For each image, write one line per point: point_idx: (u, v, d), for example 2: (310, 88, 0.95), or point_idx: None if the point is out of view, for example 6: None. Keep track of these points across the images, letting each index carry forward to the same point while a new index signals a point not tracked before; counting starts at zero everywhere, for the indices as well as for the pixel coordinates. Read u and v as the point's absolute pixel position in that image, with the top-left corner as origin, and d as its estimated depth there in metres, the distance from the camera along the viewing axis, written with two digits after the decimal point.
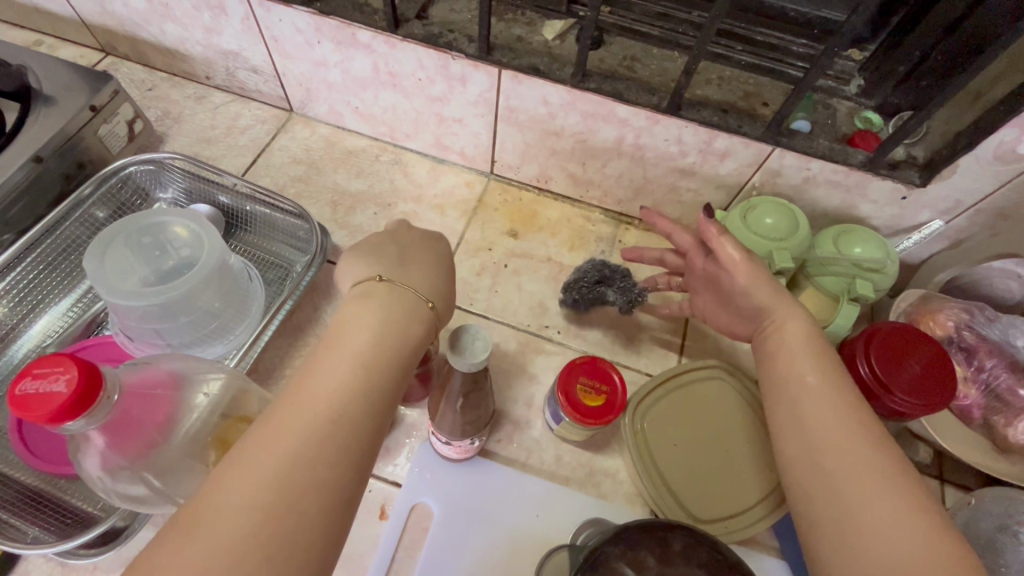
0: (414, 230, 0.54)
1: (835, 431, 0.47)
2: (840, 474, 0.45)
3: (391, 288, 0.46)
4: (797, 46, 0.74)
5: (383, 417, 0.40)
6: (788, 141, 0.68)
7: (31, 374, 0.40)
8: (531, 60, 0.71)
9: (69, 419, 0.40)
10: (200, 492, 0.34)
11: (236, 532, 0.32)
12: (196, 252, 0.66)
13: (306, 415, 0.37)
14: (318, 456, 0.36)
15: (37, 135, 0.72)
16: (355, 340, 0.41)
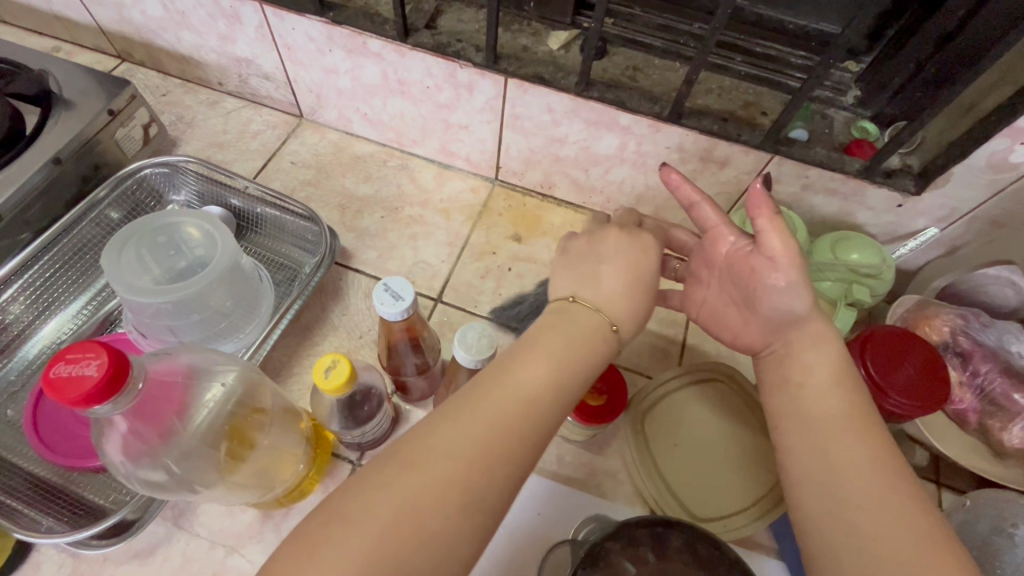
0: (621, 238, 0.51)
1: (847, 460, 0.44)
2: (856, 507, 0.42)
3: (582, 308, 0.46)
4: (795, 57, 0.76)
5: (549, 435, 0.41)
6: (786, 149, 0.70)
7: (64, 359, 0.42)
8: (537, 69, 0.73)
9: (96, 403, 0.42)
10: (397, 461, 0.37)
11: (416, 513, 0.35)
12: (208, 251, 0.68)
13: (494, 413, 0.39)
14: (498, 459, 0.38)
15: (57, 138, 0.74)
16: (546, 351, 0.43)
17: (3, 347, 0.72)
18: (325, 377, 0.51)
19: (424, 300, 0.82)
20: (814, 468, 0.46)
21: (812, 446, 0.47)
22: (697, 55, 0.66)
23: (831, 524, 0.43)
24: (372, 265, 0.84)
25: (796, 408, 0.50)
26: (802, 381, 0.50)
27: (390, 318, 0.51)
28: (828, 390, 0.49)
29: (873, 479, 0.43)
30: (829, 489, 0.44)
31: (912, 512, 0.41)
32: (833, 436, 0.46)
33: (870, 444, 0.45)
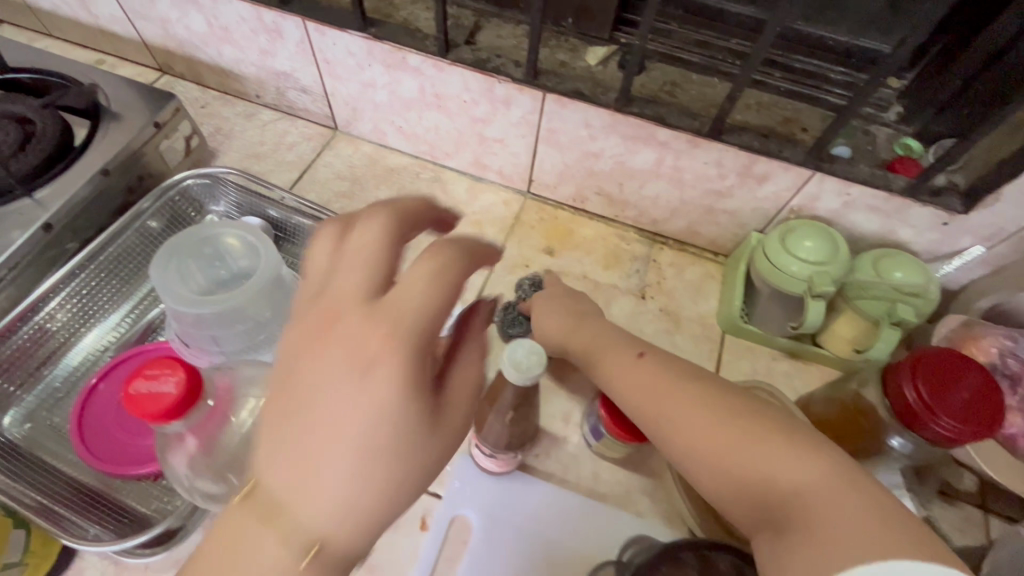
0: (372, 225, 0.37)
1: (706, 424, 0.43)
2: (736, 455, 0.41)
3: (358, 317, 0.34)
4: (836, 73, 0.76)
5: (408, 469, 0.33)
6: (829, 166, 0.69)
7: (145, 375, 0.46)
8: (576, 84, 0.74)
9: (174, 417, 0.46)
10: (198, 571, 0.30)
11: None
12: (252, 263, 0.69)
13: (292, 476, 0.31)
14: (320, 525, 0.31)
15: (105, 150, 0.75)
16: (332, 379, 0.33)
17: (48, 356, 0.72)
18: None
19: None
20: (698, 456, 0.43)
21: (671, 436, 0.45)
22: (742, 72, 0.66)
23: (728, 485, 0.41)
24: None
25: (640, 409, 0.48)
26: (649, 392, 0.48)
27: None
28: (665, 375, 0.48)
29: (734, 424, 0.42)
30: (742, 449, 0.41)
31: (753, 434, 0.41)
32: (677, 410, 0.45)
33: (730, 395, 0.45)
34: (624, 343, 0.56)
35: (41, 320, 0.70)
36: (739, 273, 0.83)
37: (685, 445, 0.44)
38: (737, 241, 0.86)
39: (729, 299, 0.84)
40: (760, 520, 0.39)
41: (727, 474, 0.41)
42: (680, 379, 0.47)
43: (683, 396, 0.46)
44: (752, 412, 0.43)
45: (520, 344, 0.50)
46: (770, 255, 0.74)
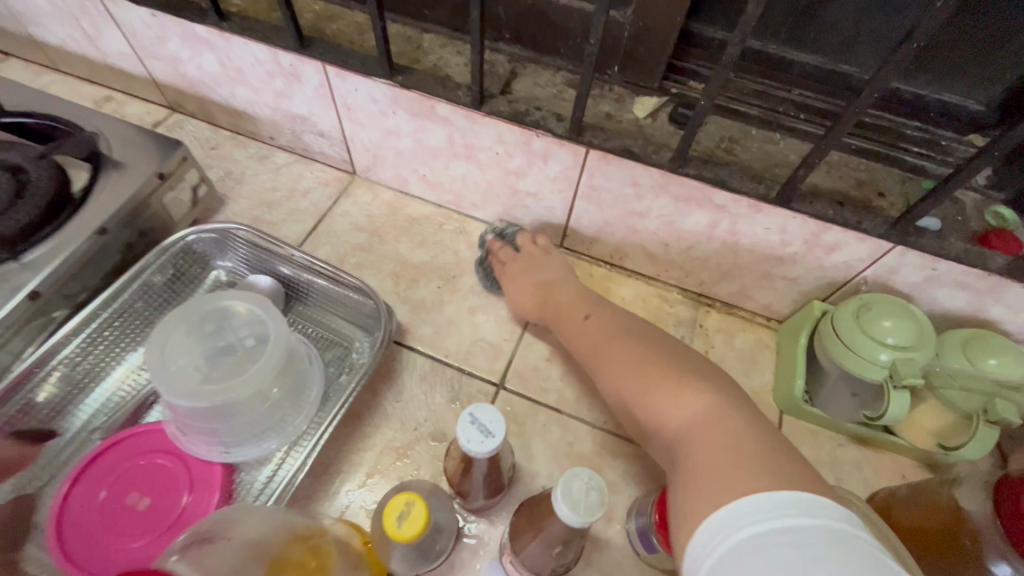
0: None
1: (636, 369, 0.55)
2: (654, 401, 0.51)
3: None
4: (911, 128, 0.66)
5: None
6: (916, 240, 0.61)
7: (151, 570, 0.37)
8: (624, 140, 0.66)
9: None
10: None
11: None
12: (259, 345, 0.61)
13: None
14: None
15: (104, 205, 0.69)
16: None
17: (33, 433, 0.65)
18: (395, 524, 0.43)
19: (485, 386, 0.74)
20: (626, 397, 0.55)
21: (605, 377, 0.58)
22: (824, 136, 0.58)
23: (650, 426, 0.51)
24: (428, 343, 0.77)
25: (591, 356, 0.62)
26: (603, 340, 0.61)
27: (477, 455, 0.43)
28: (611, 332, 0.62)
29: (654, 372, 0.53)
30: (655, 385, 0.52)
31: (668, 382, 0.51)
32: (613, 354, 0.59)
33: (659, 346, 0.57)
34: (579, 305, 0.69)
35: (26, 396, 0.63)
36: (800, 345, 0.72)
37: (624, 392, 0.55)
38: (795, 308, 0.78)
39: (787, 376, 0.73)
40: (667, 450, 0.48)
41: (648, 415, 0.51)
42: (623, 332, 0.61)
43: (625, 344, 0.59)
44: (674, 364, 0.54)
45: (577, 475, 0.41)
46: (843, 335, 0.65)
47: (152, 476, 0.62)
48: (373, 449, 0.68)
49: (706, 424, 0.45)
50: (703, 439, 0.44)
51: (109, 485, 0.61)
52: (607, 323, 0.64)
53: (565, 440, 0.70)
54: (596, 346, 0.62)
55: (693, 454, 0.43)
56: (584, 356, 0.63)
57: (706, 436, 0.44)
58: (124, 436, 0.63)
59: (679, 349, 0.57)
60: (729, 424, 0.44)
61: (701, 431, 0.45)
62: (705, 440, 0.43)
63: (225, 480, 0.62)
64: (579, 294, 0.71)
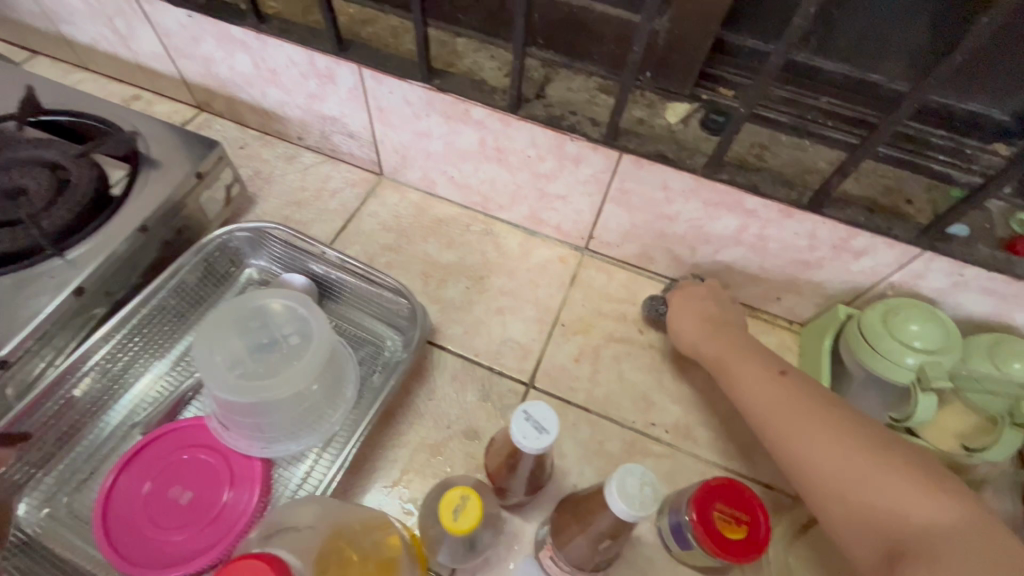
0: None
1: (837, 450, 0.53)
2: (866, 494, 0.50)
3: None
4: (936, 136, 0.68)
5: None
6: (945, 246, 0.63)
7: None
8: (659, 146, 0.68)
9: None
10: None
11: None
12: (303, 342, 0.62)
13: None
14: None
15: (144, 204, 0.70)
16: None
17: (75, 425, 0.66)
18: (452, 517, 0.45)
19: (514, 386, 0.75)
20: (817, 478, 0.53)
21: (788, 451, 0.56)
22: (861, 144, 0.60)
23: (851, 517, 0.50)
24: (458, 342, 0.78)
25: (761, 421, 0.59)
26: (788, 412, 0.58)
27: (530, 452, 0.45)
28: (799, 396, 0.59)
29: (865, 460, 0.51)
30: (879, 474, 0.50)
31: (904, 473, 0.50)
32: (800, 428, 0.56)
33: (863, 423, 0.55)
34: (764, 358, 0.65)
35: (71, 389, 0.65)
36: (825, 348, 0.74)
37: (805, 467, 0.54)
38: (819, 312, 0.79)
39: (811, 378, 0.74)
40: (885, 549, 0.47)
41: (853, 506, 0.50)
42: (805, 395, 0.58)
43: (811, 414, 0.57)
44: (900, 453, 0.51)
45: (631, 471, 0.42)
46: (871, 339, 0.67)
47: (194, 470, 0.63)
48: (407, 446, 0.70)
49: (959, 536, 0.44)
50: (947, 552, 0.43)
51: (152, 478, 0.62)
52: (782, 383, 0.60)
53: (594, 439, 0.71)
54: (771, 411, 0.59)
55: (935, 568, 0.42)
56: (757, 416, 0.60)
57: (956, 547, 0.43)
58: (166, 430, 0.64)
59: (870, 426, 0.54)
60: (993, 546, 0.43)
61: (951, 544, 0.44)
62: (954, 552, 0.43)
63: (265, 475, 0.63)
64: (732, 342, 0.68)
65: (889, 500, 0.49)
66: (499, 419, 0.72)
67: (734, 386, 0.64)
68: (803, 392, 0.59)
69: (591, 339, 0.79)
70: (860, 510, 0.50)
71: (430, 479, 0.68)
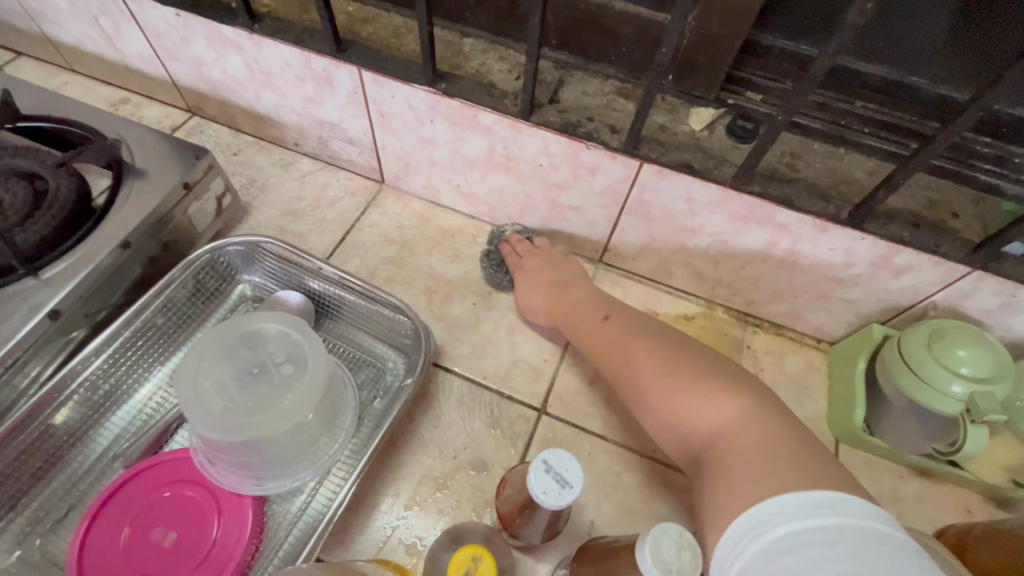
0: None
1: (651, 373, 0.54)
2: (676, 409, 0.51)
3: None
4: (981, 144, 0.61)
5: None
6: (998, 265, 0.57)
7: None
8: (683, 155, 0.63)
9: None
10: None
11: None
12: (296, 372, 0.57)
13: None
14: None
15: (127, 217, 0.65)
16: None
17: (52, 457, 0.61)
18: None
19: (526, 411, 0.70)
20: (641, 402, 0.54)
21: (624, 380, 0.57)
22: (912, 156, 0.55)
23: (672, 435, 0.51)
24: (465, 363, 0.73)
25: (609, 360, 0.60)
26: (624, 339, 0.60)
27: (549, 507, 0.40)
28: (629, 334, 0.60)
29: (672, 377, 0.52)
30: (685, 385, 0.51)
31: (695, 387, 0.50)
32: (636, 353, 0.57)
33: (672, 347, 0.56)
34: (595, 304, 0.68)
35: (47, 419, 0.60)
36: (859, 372, 0.68)
37: (633, 389, 0.55)
38: (852, 331, 0.74)
39: (844, 403, 0.69)
40: (697, 458, 0.48)
41: (671, 423, 0.51)
42: (648, 330, 0.60)
43: (641, 346, 0.58)
44: (698, 365, 0.53)
45: (666, 532, 0.38)
46: (912, 364, 0.61)
47: (179, 508, 0.58)
48: (410, 478, 0.65)
49: (733, 433, 0.45)
50: (723, 452, 0.44)
51: (133, 518, 0.57)
52: (631, 323, 0.63)
53: (612, 470, 0.66)
54: (614, 344, 0.61)
55: (722, 466, 0.43)
56: (599, 357, 0.62)
57: (741, 440, 0.44)
58: (149, 464, 0.59)
59: (681, 348, 0.56)
60: (755, 433, 0.44)
61: (732, 440, 0.45)
62: (739, 450, 0.43)
63: (257, 515, 0.58)
64: (591, 295, 0.69)
65: (687, 410, 0.50)
66: (509, 448, 0.67)
67: (579, 334, 0.66)
68: (648, 324, 0.62)
69: None
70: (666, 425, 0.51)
71: (436, 515, 0.63)
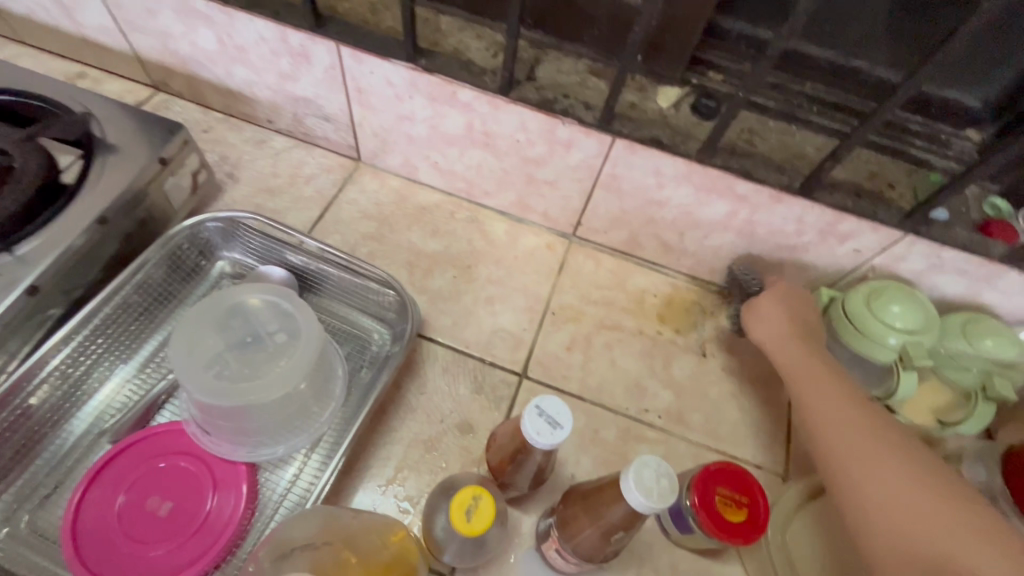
0: None
1: (904, 486, 0.52)
2: (927, 531, 0.49)
3: None
4: (913, 123, 0.69)
5: None
6: (926, 229, 0.65)
7: None
8: (653, 131, 0.67)
9: None
10: None
11: None
12: (288, 341, 0.58)
13: None
14: None
15: (103, 192, 0.65)
16: None
17: (35, 434, 0.61)
18: (466, 518, 0.44)
19: (508, 376, 0.73)
20: (881, 508, 0.52)
21: (859, 476, 0.54)
22: (852, 131, 0.61)
23: (909, 553, 0.49)
24: (447, 333, 0.76)
25: (847, 446, 0.57)
26: (843, 422, 0.59)
27: (541, 446, 0.44)
28: (860, 421, 0.58)
29: (930, 498, 0.51)
30: (918, 496, 0.51)
31: (960, 521, 0.49)
32: (855, 441, 0.57)
33: (919, 462, 0.54)
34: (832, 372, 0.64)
35: (30, 396, 0.59)
36: None
37: (853, 480, 0.55)
38: None
39: None
40: (906, 560, 0.48)
41: (909, 537, 0.49)
42: (888, 430, 0.57)
43: (865, 438, 0.57)
44: (928, 477, 0.53)
45: (647, 463, 0.42)
46: (856, 320, 0.68)
47: (174, 479, 0.59)
48: (400, 442, 0.67)
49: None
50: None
51: (127, 488, 0.57)
52: (865, 413, 0.59)
53: (589, 428, 0.71)
54: (825, 422, 0.60)
55: None
56: (828, 440, 0.58)
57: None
58: (141, 435, 0.59)
59: (939, 471, 0.54)
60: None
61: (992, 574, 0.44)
62: None
63: (251, 481, 0.59)
64: (824, 367, 0.64)
65: (914, 518, 0.50)
66: (494, 411, 0.71)
67: (812, 411, 0.62)
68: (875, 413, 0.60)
69: (583, 327, 0.78)
70: (887, 523, 0.51)
71: (425, 475, 0.66)
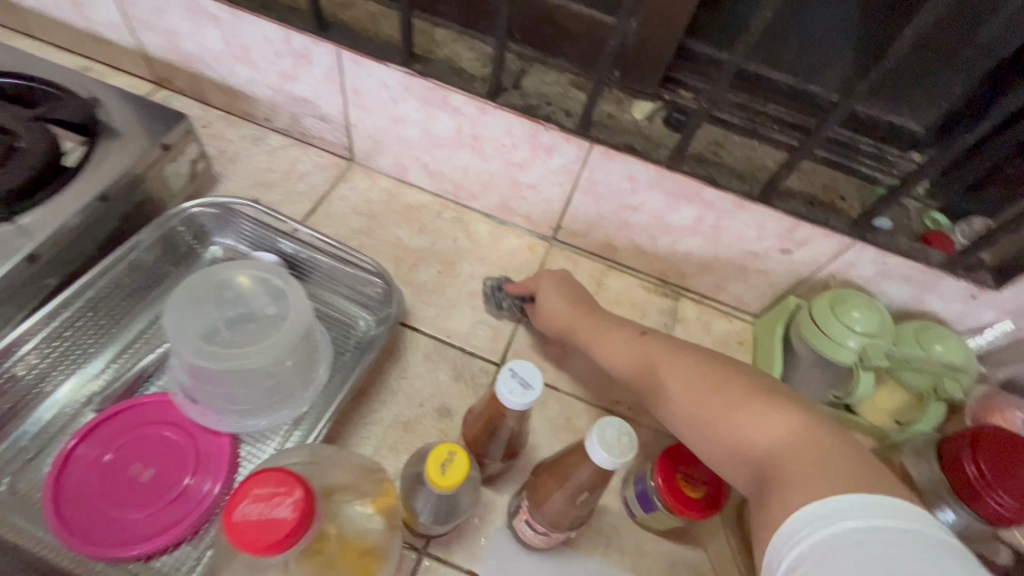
0: None
1: (697, 395, 0.55)
2: (725, 425, 0.51)
3: None
4: (864, 144, 0.77)
5: None
6: (872, 237, 0.71)
7: (252, 495, 0.39)
8: (627, 139, 0.73)
9: (281, 550, 0.38)
10: None
11: None
12: (282, 311, 0.62)
13: None
14: None
15: (104, 173, 0.68)
16: None
17: (6, 413, 0.62)
18: (440, 472, 0.47)
19: (486, 365, 0.77)
20: (694, 424, 0.54)
21: (674, 407, 0.57)
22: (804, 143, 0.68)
23: (727, 452, 0.51)
24: (430, 324, 0.79)
25: (678, 398, 0.57)
26: (644, 366, 0.63)
27: (513, 407, 0.47)
28: (660, 354, 0.62)
29: (718, 396, 0.53)
30: (721, 406, 0.52)
31: (749, 407, 0.50)
32: (662, 382, 0.59)
33: (706, 366, 0.57)
34: (626, 321, 0.70)
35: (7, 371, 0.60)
36: (777, 334, 0.80)
37: (678, 408, 0.56)
38: (767, 302, 0.86)
39: (766, 362, 0.81)
40: (744, 470, 0.49)
41: (733, 444, 0.50)
42: (676, 352, 0.61)
43: (668, 365, 0.60)
44: (733, 386, 0.53)
45: (610, 423, 0.46)
46: (820, 322, 0.74)
47: (158, 446, 0.60)
48: (380, 424, 0.70)
49: (797, 448, 0.45)
50: (794, 463, 0.43)
51: (111, 454, 0.59)
52: (650, 347, 0.64)
53: (563, 416, 0.74)
54: (647, 372, 0.62)
55: (778, 475, 0.44)
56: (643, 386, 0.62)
57: (796, 457, 0.44)
58: (130, 405, 0.61)
59: (729, 368, 0.56)
60: (825, 446, 0.44)
61: (792, 454, 0.45)
62: (798, 460, 0.44)
63: (234, 454, 0.61)
64: (612, 323, 0.70)
65: (730, 421, 0.51)
66: (471, 397, 0.74)
67: (615, 361, 0.67)
68: (665, 343, 0.63)
69: None
70: (719, 436, 0.51)
71: (403, 455, 0.68)
